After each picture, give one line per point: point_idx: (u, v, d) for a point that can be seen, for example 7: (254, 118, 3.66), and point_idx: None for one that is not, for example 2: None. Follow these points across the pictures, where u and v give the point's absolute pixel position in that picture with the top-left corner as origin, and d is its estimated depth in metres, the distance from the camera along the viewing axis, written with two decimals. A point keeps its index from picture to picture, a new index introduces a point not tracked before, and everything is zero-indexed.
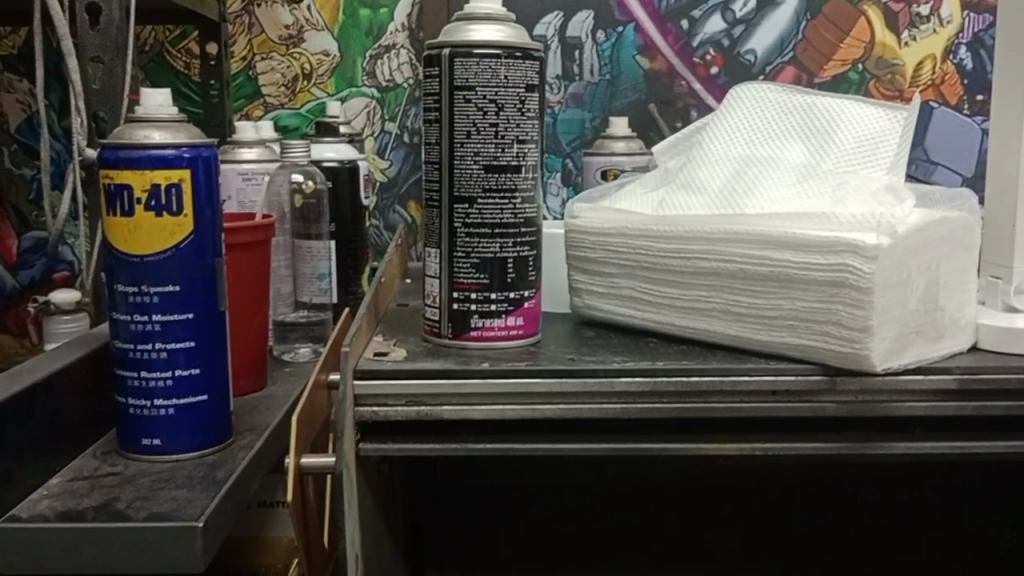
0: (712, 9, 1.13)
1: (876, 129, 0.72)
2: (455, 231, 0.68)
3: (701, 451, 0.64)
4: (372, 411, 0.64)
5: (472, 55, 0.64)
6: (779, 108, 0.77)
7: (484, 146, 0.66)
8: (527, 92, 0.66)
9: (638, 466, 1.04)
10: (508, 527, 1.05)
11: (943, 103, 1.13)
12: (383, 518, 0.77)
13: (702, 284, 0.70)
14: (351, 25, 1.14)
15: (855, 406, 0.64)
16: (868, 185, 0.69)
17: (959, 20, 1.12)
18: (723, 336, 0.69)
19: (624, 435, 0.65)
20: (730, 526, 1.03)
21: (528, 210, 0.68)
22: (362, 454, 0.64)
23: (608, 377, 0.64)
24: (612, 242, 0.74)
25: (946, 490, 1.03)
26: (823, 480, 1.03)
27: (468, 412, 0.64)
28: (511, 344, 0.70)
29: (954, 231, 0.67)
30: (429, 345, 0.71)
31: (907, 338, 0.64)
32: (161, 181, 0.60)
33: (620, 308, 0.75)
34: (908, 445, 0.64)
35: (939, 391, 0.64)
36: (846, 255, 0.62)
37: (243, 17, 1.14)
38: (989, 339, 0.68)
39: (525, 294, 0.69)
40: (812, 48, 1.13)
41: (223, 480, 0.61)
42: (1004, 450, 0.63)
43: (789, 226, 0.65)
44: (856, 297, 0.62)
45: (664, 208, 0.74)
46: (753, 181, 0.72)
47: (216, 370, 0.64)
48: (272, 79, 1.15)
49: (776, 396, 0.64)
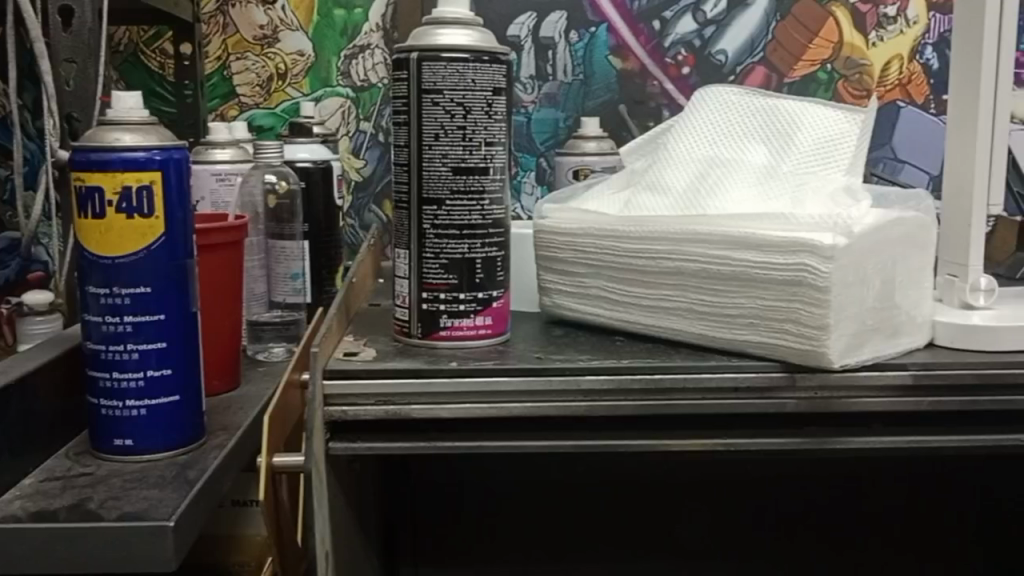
0: (683, 10, 1.14)
1: (835, 132, 0.73)
2: (424, 233, 0.68)
3: (665, 447, 0.66)
4: (342, 411, 0.64)
5: (440, 58, 0.65)
6: (742, 110, 0.78)
7: (452, 149, 0.67)
8: (495, 95, 0.67)
9: (610, 464, 1.06)
10: (480, 526, 1.07)
11: (910, 102, 1.16)
12: (355, 515, 0.78)
13: (667, 283, 0.71)
14: (326, 25, 1.15)
15: (814, 402, 0.65)
16: (828, 186, 0.70)
17: (926, 21, 1.14)
18: (687, 334, 0.70)
19: (589, 431, 0.66)
20: (698, 521, 1.06)
21: (496, 211, 0.69)
22: (331, 453, 0.65)
23: (575, 376, 0.65)
24: (580, 243, 0.76)
25: (906, 489, 1.06)
26: (787, 477, 1.06)
27: (437, 410, 0.65)
28: (480, 344, 0.71)
29: (909, 230, 0.68)
30: (399, 345, 0.71)
31: (864, 336, 0.65)
32: (133, 184, 0.60)
33: (587, 307, 0.76)
34: (865, 439, 0.66)
35: (896, 387, 0.65)
36: (804, 255, 0.63)
37: (218, 17, 1.14)
38: (945, 336, 0.70)
39: (493, 294, 0.70)
40: (782, 49, 1.15)
41: (195, 480, 0.61)
42: (958, 443, 0.65)
43: (750, 227, 0.67)
44: (813, 296, 0.63)
45: (630, 208, 0.75)
46: (716, 183, 0.73)
47: (188, 370, 0.65)
48: (246, 78, 1.15)
49: (738, 392, 0.65)
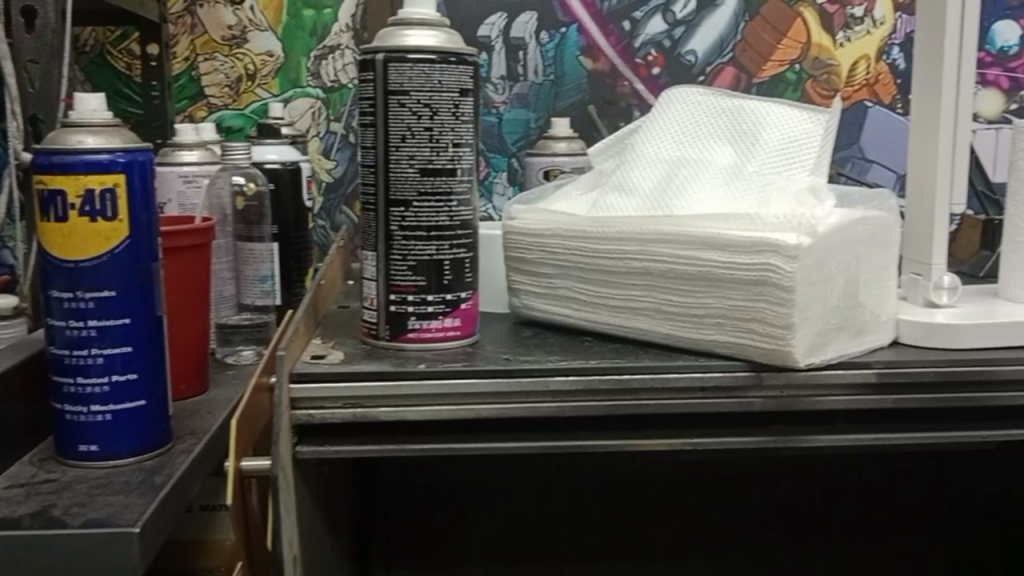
0: (652, 11, 1.15)
1: (800, 132, 0.74)
2: (392, 234, 0.68)
3: (633, 447, 0.66)
4: (309, 414, 0.64)
5: (406, 60, 0.65)
6: (709, 111, 0.78)
7: (419, 150, 0.67)
8: (461, 96, 0.67)
9: (583, 463, 1.07)
10: (453, 528, 1.08)
11: (877, 102, 1.17)
12: (325, 518, 0.78)
13: (635, 283, 0.71)
14: (295, 26, 1.14)
15: (780, 400, 0.66)
16: (793, 185, 0.70)
17: (892, 21, 1.16)
18: (655, 334, 0.71)
19: (558, 432, 0.66)
20: (669, 519, 1.08)
21: (463, 212, 0.69)
22: (299, 457, 0.64)
23: (543, 376, 0.65)
24: (548, 243, 0.76)
25: (866, 483, 1.09)
26: (754, 474, 1.08)
27: (405, 412, 0.65)
28: (448, 345, 0.71)
29: (872, 230, 0.69)
30: (367, 347, 0.71)
31: (829, 334, 0.66)
32: (96, 187, 0.60)
33: (557, 308, 0.77)
34: (831, 437, 0.66)
35: (860, 385, 0.66)
36: (769, 255, 0.64)
37: (186, 18, 1.13)
38: (910, 334, 0.71)
39: (462, 296, 0.70)
40: (751, 49, 1.16)
41: (161, 485, 0.61)
42: (921, 440, 0.66)
43: (717, 227, 0.67)
44: (779, 295, 0.64)
45: (598, 209, 0.75)
46: (683, 184, 0.73)
47: (154, 374, 0.64)
48: (215, 79, 1.15)
49: (705, 392, 0.66)
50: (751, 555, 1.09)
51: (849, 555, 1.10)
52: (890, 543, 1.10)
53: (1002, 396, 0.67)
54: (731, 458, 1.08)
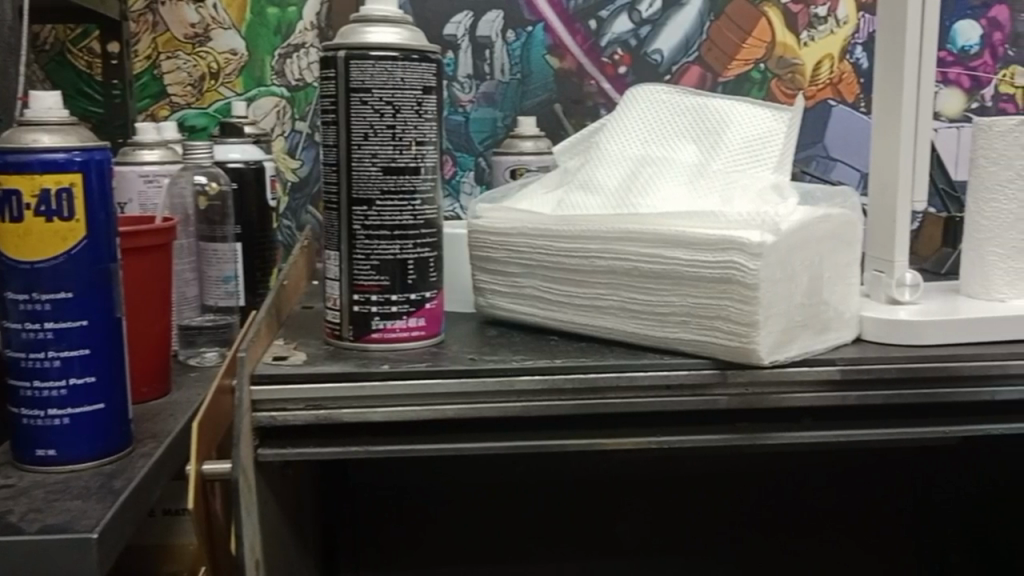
0: (618, 10, 1.15)
1: (763, 130, 0.74)
2: (354, 233, 0.67)
3: (598, 446, 0.65)
4: (270, 416, 0.63)
5: (368, 57, 0.64)
6: (673, 109, 0.78)
7: (381, 148, 0.66)
8: (425, 94, 0.67)
9: (552, 462, 1.07)
10: (421, 529, 1.07)
11: (841, 101, 1.18)
12: (290, 521, 0.77)
13: (600, 282, 0.71)
14: (259, 24, 1.13)
15: (745, 398, 0.66)
16: (756, 183, 0.70)
17: (855, 21, 1.17)
18: (620, 332, 0.71)
19: (523, 432, 0.66)
20: (637, 517, 1.08)
21: (427, 211, 0.69)
22: (260, 460, 0.63)
23: (508, 376, 0.65)
24: (514, 242, 0.75)
25: (831, 478, 1.10)
26: (722, 470, 1.09)
27: (368, 413, 0.64)
28: (413, 345, 0.70)
29: (835, 228, 0.69)
30: (331, 348, 0.70)
31: (792, 332, 0.66)
32: (51, 186, 0.58)
33: (522, 307, 0.76)
34: (795, 434, 0.66)
35: (823, 381, 0.66)
36: (733, 252, 0.64)
37: (147, 15, 1.12)
38: (873, 330, 0.71)
39: (426, 295, 0.70)
40: (716, 48, 1.16)
41: (120, 489, 0.59)
42: (883, 436, 0.66)
43: (681, 224, 0.67)
44: (742, 293, 0.64)
45: (563, 208, 0.75)
46: (647, 182, 0.73)
47: (113, 377, 0.63)
48: (177, 78, 1.13)
49: (670, 390, 0.66)
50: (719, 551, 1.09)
51: (815, 551, 1.11)
52: (855, 538, 1.11)
53: (964, 392, 0.67)
54: (699, 456, 1.08)
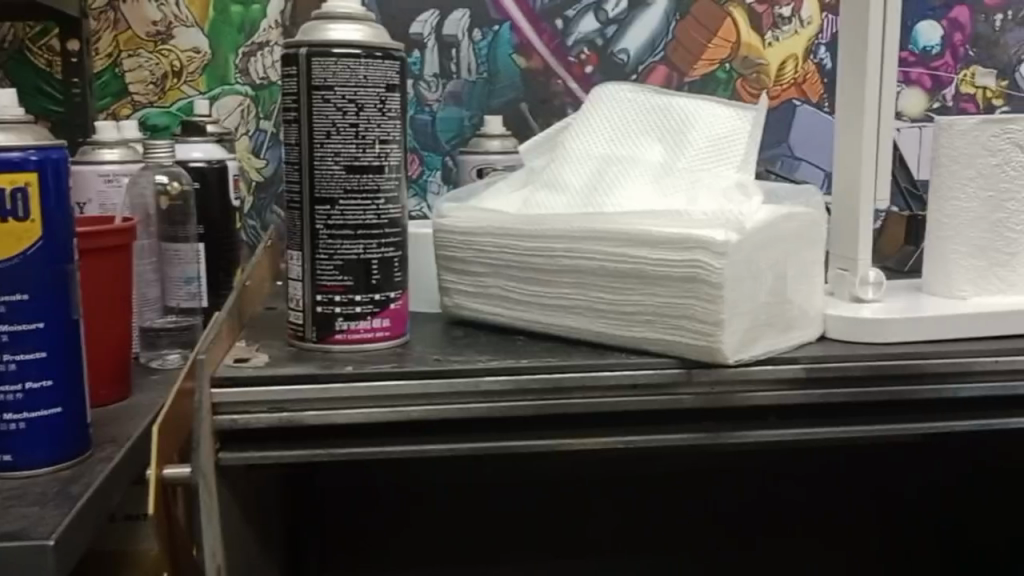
0: (585, 9, 1.15)
1: (728, 129, 0.74)
2: (317, 233, 0.67)
3: (565, 446, 0.65)
4: (232, 419, 0.62)
5: (330, 54, 0.64)
6: (638, 106, 0.78)
7: (344, 147, 0.65)
8: (388, 92, 0.66)
9: (520, 463, 1.06)
10: (388, 531, 1.06)
11: (805, 101, 1.18)
12: (253, 525, 0.76)
13: (567, 281, 0.71)
14: (222, 22, 1.12)
15: (710, 397, 0.66)
16: (720, 183, 0.71)
17: (819, 21, 1.17)
18: (587, 332, 0.70)
19: (489, 434, 0.65)
20: (605, 517, 1.08)
21: (391, 210, 0.68)
22: (222, 464, 0.62)
23: (473, 377, 0.64)
24: (479, 241, 0.75)
25: (797, 476, 1.11)
26: (689, 468, 1.09)
27: (332, 416, 0.63)
28: (377, 347, 0.69)
29: (799, 226, 0.70)
30: (294, 349, 0.69)
31: (757, 330, 0.66)
32: (6, 186, 0.56)
33: (488, 307, 0.76)
34: (760, 433, 0.66)
35: (788, 380, 0.66)
36: (698, 251, 0.64)
37: (108, 12, 1.10)
38: (837, 328, 0.72)
39: (391, 296, 0.69)
40: (682, 48, 1.16)
41: (79, 494, 0.58)
42: (848, 435, 0.67)
43: (646, 223, 0.67)
44: (707, 292, 0.64)
45: (529, 207, 0.75)
46: (613, 182, 0.73)
47: (72, 381, 0.60)
48: (139, 76, 1.11)
49: (636, 390, 0.65)
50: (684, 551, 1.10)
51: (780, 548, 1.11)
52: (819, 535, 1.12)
53: (926, 389, 0.68)
54: (667, 455, 1.08)
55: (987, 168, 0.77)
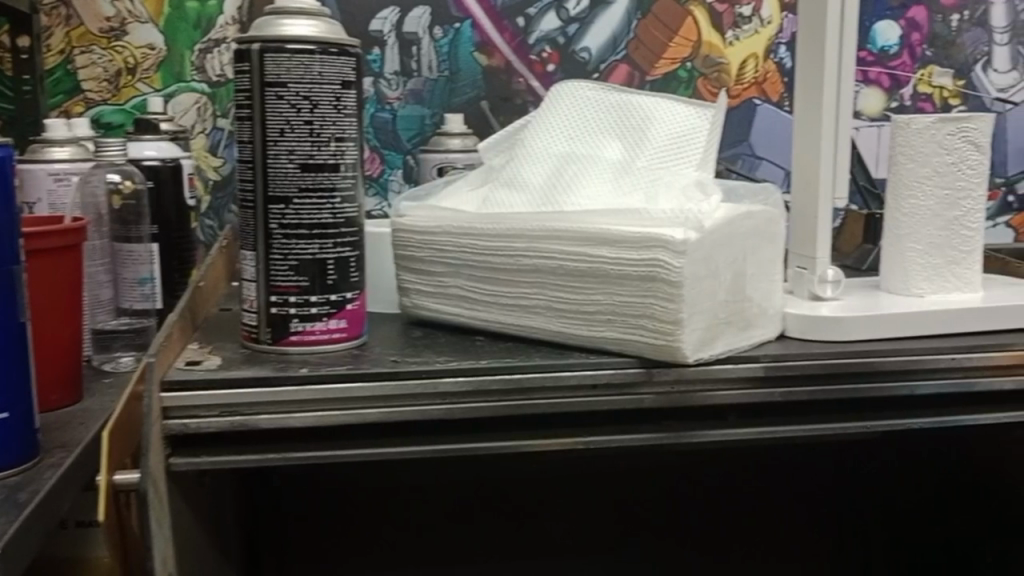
0: (546, 7, 1.14)
1: (687, 127, 0.74)
2: (271, 233, 0.65)
3: (525, 448, 0.64)
4: (183, 424, 0.61)
5: (284, 50, 0.63)
6: (598, 105, 0.78)
7: (298, 144, 0.64)
8: (343, 89, 0.65)
9: (480, 463, 1.06)
10: (347, 535, 1.05)
11: (765, 100, 1.19)
12: (208, 531, 0.74)
13: (526, 281, 0.70)
14: (178, 18, 1.10)
15: (670, 396, 0.65)
16: (679, 181, 0.70)
17: (779, 20, 1.18)
18: (547, 332, 0.70)
19: (448, 436, 0.64)
20: (567, 517, 1.08)
21: (348, 209, 0.67)
22: (174, 469, 0.61)
23: (431, 378, 0.63)
24: (438, 241, 0.74)
25: (755, 471, 1.12)
26: (650, 467, 1.09)
27: (286, 419, 0.62)
28: (334, 348, 0.68)
29: (758, 224, 0.69)
30: (248, 352, 0.68)
31: (717, 329, 0.66)
32: None
33: (447, 307, 0.75)
34: (721, 432, 0.66)
35: (748, 379, 0.66)
36: (657, 250, 0.63)
37: (60, 8, 1.07)
38: (796, 327, 0.72)
39: (347, 297, 0.68)
40: (644, 47, 1.16)
41: (25, 502, 0.56)
42: (808, 433, 0.67)
43: (606, 222, 0.66)
44: (666, 291, 0.63)
45: (488, 206, 0.74)
46: (572, 180, 0.73)
47: (19, 385, 0.58)
48: (93, 73, 1.09)
49: (596, 389, 0.65)
50: (644, 548, 1.10)
51: (738, 544, 1.12)
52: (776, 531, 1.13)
53: (884, 386, 0.68)
54: (629, 454, 1.08)
55: (942, 166, 0.77)
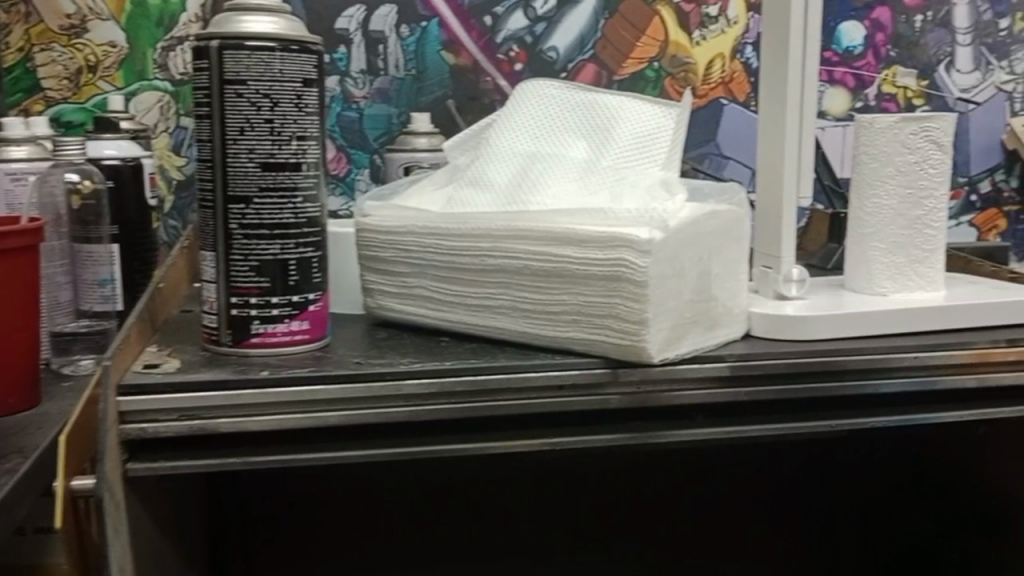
0: (513, 6, 1.13)
1: (652, 126, 0.74)
2: (231, 233, 0.64)
3: (490, 449, 0.64)
4: (140, 428, 0.60)
5: (243, 47, 0.62)
6: (563, 104, 0.77)
7: (258, 143, 0.63)
8: (305, 87, 0.64)
9: (448, 463, 1.05)
10: (313, 538, 1.04)
11: (732, 100, 1.19)
12: (169, 536, 0.73)
13: (491, 281, 0.70)
14: (140, 15, 1.08)
15: (636, 396, 0.65)
16: (645, 181, 0.70)
17: (745, 21, 1.18)
18: (513, 333, 0.69)
19: (412, 438, 0.64)
20: (536, 517, 1.08)
21: (309, 209, 0.66)
22: (131, 475, 0.60)
23: (395, 380, 0.63)
24: (403, 241, 0.73)
25: (722, 469, 1.12)
26: (619, 466, 1.09)
27: (247, 423, 0.61)
28: (296, 350, 0.67)
29: (723, 224, 0.69)
30: (208, 354, 0.67)
31: (683, 328, 0.66)
32: None
33: (412, 308, 0.74)
34: (687, 432, 0.66)
35: (714, 378, 0.66)
36: (622, 250, 0.63)
37: (19, 5, 1.05)
38: (761, 326, 0.72)
39: (309, 298, 0.67)
40: (611, 47, 1.16)
41: None
42: (773, 432, 0.67)
43: (571, 222, 0.66)
44: (631, 291, 0.63)
45: (453, 205, 0.74)
46: (537, 179, 0.72)
47: None
48: (53, 71, 1.07)
49: (561, 390, 0.64)
50: (613, 547, 1.10)
51: (706, 542, 1.13)
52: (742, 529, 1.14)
53: (848, 385, 0.68)
54: (597, 454, 1.08)
55: (905, 166, 0.78)
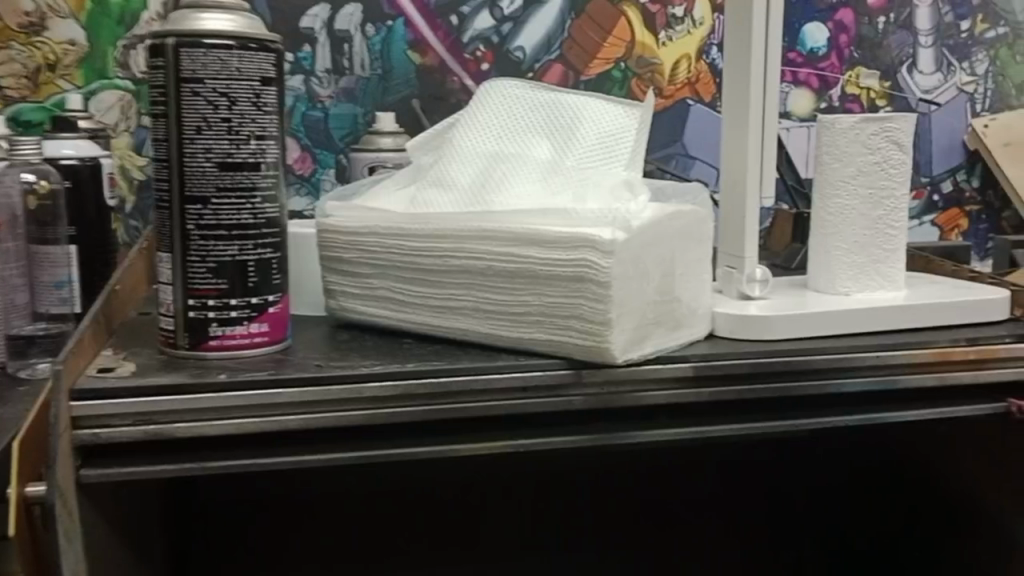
0: (479, 6, 1.13)
1: (616, 126, 0.74)
2: (188, 234, 0.63)
3: (454, 452, 0.63)
4: (94, 434, 0.59)
5: (200, 45, 0.61)
6: (526, 103, 0.77)
7: (215, 143, 0.62)
8: (263, 85, 0.63)
9: (414, 465, 1.04)
10: (278, 543, 1.03)
11: (698, 100, 1.20)
12: (127, 542, 0.72)
13: (455, 282, 0.69)
14: (100, 13, 1.06)
15: (600, 397, 0.65)
16: (608, 181, 0.70)
17: (710, 21, 1.19)
18: (476, 334, 0.69)
19: (374, 441, 0.63)
20: (503, 519, 1.07)
21: (269, 210, 0.65)
22: (86, 481, 0.58)
23: (356, 383, 0.62)
24: (365, 242, 0.73)
25: (688, 469, 1.13)
26: (585, 466, 1.09)
27: (205, 427, 0.60)
28: (256, 353, 0.66)
29: (687, 224, 0.69)
30: (166, 357, 0.66)
31: (646, 329, 0.65)
32: None
33: (375, 309, 0.74)
34: (652, 432, 0.66)
35: (678, 379, 0.66)
36: (585, 250, 0.63)
37: None
38: (725, 327, 0.72)
39: (269, 300, 0.66)
40: (577, 47, 1.16)
41: None
42: (738, 431, 0.67)
43: (534, 222, 0.66)
44: (595, 292, 0.63)
45: (416, 206, 0.73)
46: (501, 179, 0.72)
47: None
48: (10, 69, 1.04)
49: (525, 392, 0.64)
50: (579, 548, 1.10)
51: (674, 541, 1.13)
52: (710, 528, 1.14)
53: (812, 385, 0.68)
54: (565, 454, 1.08)
55: (867, 166, 0.78)
